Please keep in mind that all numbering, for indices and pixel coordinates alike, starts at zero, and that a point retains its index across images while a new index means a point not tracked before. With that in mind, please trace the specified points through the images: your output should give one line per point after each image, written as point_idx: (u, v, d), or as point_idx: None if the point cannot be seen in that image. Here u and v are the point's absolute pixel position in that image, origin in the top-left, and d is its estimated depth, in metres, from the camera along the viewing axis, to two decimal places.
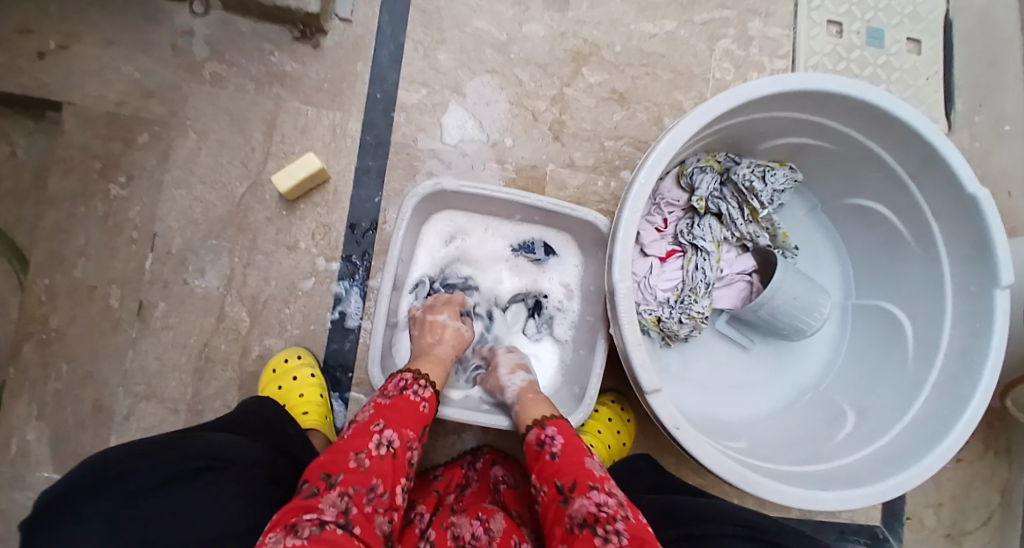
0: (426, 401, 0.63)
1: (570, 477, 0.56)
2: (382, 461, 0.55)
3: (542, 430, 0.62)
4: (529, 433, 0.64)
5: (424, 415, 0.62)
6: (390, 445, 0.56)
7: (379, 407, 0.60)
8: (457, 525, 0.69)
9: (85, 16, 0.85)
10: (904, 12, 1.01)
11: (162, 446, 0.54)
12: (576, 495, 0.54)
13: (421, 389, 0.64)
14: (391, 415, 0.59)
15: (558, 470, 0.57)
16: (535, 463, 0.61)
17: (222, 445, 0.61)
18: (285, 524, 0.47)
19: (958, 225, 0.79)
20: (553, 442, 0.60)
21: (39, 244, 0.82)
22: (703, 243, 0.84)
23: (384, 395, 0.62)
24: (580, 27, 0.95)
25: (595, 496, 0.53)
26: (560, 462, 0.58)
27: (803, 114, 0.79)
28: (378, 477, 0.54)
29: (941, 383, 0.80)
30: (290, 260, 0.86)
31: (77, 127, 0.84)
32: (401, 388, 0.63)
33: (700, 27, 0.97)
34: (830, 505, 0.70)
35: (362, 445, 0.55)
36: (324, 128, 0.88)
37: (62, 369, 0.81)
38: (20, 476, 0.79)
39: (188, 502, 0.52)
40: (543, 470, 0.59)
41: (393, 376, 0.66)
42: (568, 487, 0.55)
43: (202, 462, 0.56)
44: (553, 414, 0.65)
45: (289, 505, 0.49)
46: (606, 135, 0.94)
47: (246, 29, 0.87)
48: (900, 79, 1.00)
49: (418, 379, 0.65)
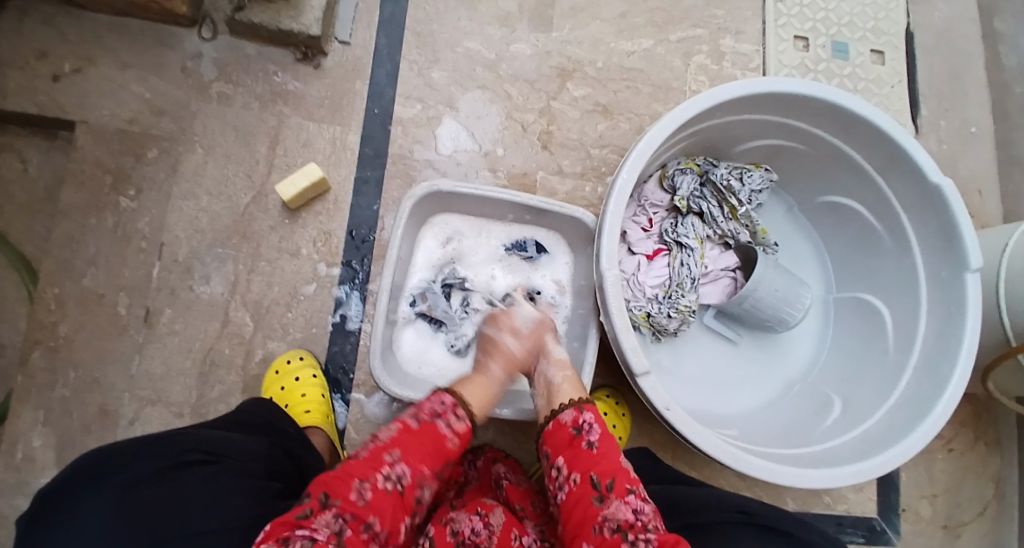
0: (455, 437, 0.59)
1: (608, 475, 0.55)
2: (386, 496, 0.52)
3: (580, 413, 0.61)
4: (567, 414, 0.62)
5: (448, 452, 0.58)
6: (399, 482, 0.53)
7: (403, 433, 0.56)
8: (456, 520, 0.67)
9: (100, 42, 0.91)
10: (866, 27, 1.09)
11: (159, 439, 0.53)
12: (613, 496, 0.54)
13: (455, 422, 0.59)
14: (413, 446, 0.55)
15: (594, 465, 0.56)
16: (568, 448, 0.59)
17: (221, 441, 0.59)
18: (277, 538, 0.45)
19: (925, 214, 0.84)
20: (592, 432, 0.59)
21: (50, 255, 0.85)
22: (687, 240, 0.89)
23: (414, 418, 0.57)
24: (564, 46, 1.01)
25: (632, 502, 0.54)
26: (597, 456, 0.57)
27: (775, 117, 0.85)
28: (377, 513, 0.51)
29: (922, 365, 0.83)
30: (292, 266, 0.89)
31: (90, 144, 0.88)
32: (435, 415, 0.58)
33: (676, 44, 1.04)
34: (820, 484, 0.72)
35: (370, 475, 0.52)
36: (325, 142, 0.93)
37: (68, 375, 0.83)
38: (25, 482, 0.80)
39: (186, 493, 0.51)
40: (577, 458, 0.57)
41: (433, 394, 0.61)
42: (604, 485, 0.55)
43: (199, 455, 0.55)
44: (582, 397, 0.64)
45: (284, 517, 0.47)
46: (592, 144, 0.99)
47: (252, 52, 0.93)
48: (866, 88, 1.07)
49: (456, 407, 0.60)
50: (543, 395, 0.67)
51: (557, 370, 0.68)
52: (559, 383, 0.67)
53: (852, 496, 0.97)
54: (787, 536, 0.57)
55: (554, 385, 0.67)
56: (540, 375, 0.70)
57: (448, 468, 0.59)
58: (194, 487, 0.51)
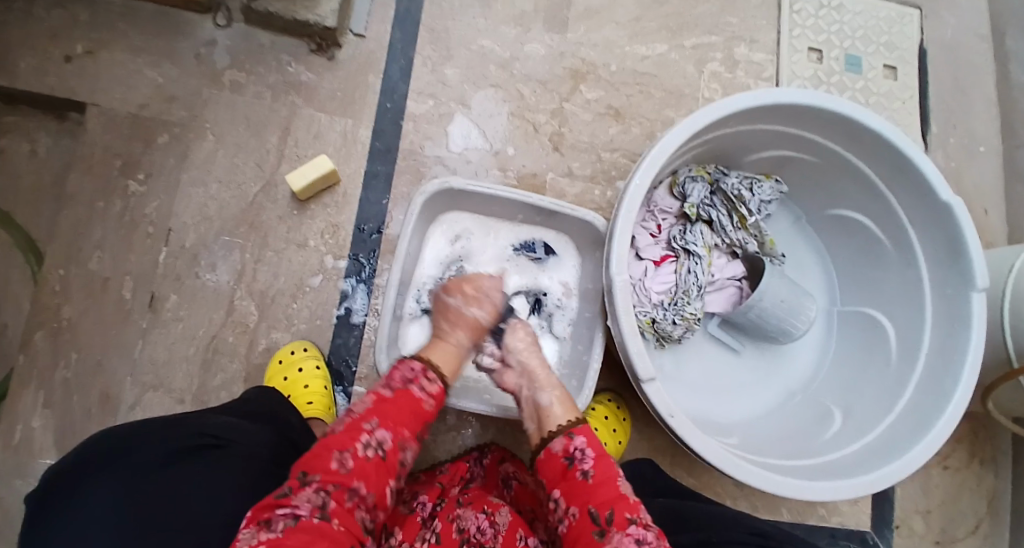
0: (430, 399, 0.59)
1: (607, 506, 0.52)
2: (368, 463, 0.51)
3: (570, 440, 0.58)
4: (556, 443, 0.59)
5: (425, 413, 0.57)
6: (380, 447, 0.52)
7: (377, 401, 0.55)
8: (463, 518, 0.66)
9: (114, 26, 0.91)
10: (880, 41, 1.09)
11: (162, 430, 0.52)
12: (613, 529, 0.51)
13: (428, 384, 0.59)
14: (389, 412, 0.55)
15: (592, 496, 0.54)
16: (563, 480, 0.56)
17: (225, 427, 0.58)
18: (260, 520, 0.45)
19: (933, 231, 0.84)
20: (584, 459, 0.56)
21: (56, 237, 0.85)
22: (695, 248, 0.89)
23: (386, 387, 0.56)
24: (578, 48, 1.01)
25: (634, 533, 0.50)
26: (594, 486, 0.54)
27: (787, 127, 0.85)
28: (361, 479, 0.50)
29: (924, 379, 0.83)
30: (299, 257, 0.89)
31: (101, 127, 0.88)
32: (408, 381, 0.58)
33: (689, 50, 1.04)
34: (818, 496, 0.72)
35: (348, 444, 0.51)
36: (336, 134, 0.93)
37: (71, 358, 0.83)
38: (22, 464, 0.79)
39: (191, 482, 0.50)
40: (573, 491, 0.55)
41: (400, 363, 0.61)
42: (604, 518, 0.52)
43: (203, 442, 0.54)
44: (574, 420, 0.61)
45: (264, 501, 0.47)
46: (602, 147, 0.99)
47: (265, 41, 0.93)
48: (878, 102, 1.07)
49: (426, 371, 0.60)
50: (533, 420, 0.64)
51: (547, 393, 0.65)
52: (548, 406, 0.63)
53: (847, 509, 0.97)
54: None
55: (543, 409, 0.64)
56: (530, 399, 0.66)
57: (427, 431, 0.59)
58: (197, 477, 0.51)
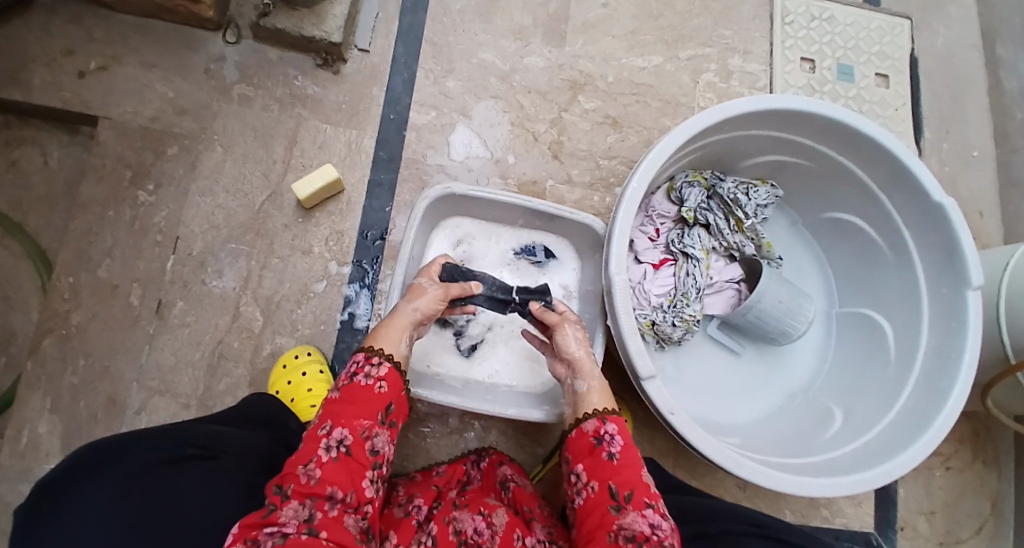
0: (382, 381, 0.59)
1: (627, 486, 0.55)
2: (335, 465, 0.52)
3: (603, 423, 0.60)
4: (590, 424, 0.61)
5: (381, 396, 0.58)
6: (341, 445, 0.53)
7: (328, 406, 0.57)
8: (459, 519, 0.66)
9: (127, 41, 0.94)
10: (871, 51, 1.12)
11: (154, 433, 0.53)
12: (630, 508, 0.54)
13: (373, 370, 0.59)
14: (342, 410, 0.56)
15: (615, 474, 0.56)
16: (588, 456, 0.59)
17: (219, 435, 0.59)
18: (245, 540, 0.45)
19: (927, 232, 0.85)
20: (614, 442, 0.58)
21: (67, 244, 0.87)
22: (693, 250, 0.90)
23: (333, 389, 0.58)
24: (576, 60, 1.04)
25: (649, 515, 0.53)
26: (619, 467, 0.57)
27: (781, 132, 0.88)
28: (333, 484, 0.51)
29: (923, 378, 0.84)
30: (303, 264, 0.91)
31: (112, 139, 0.91)
32: (352, 375, 0.59)
33: (684, 61, 1.07)
34: (818, 492, 0.73)
35: (311, 455, 0.52)
36: (341, 144, 0.95)
37: (79, 363, 0.84)
38: (29, 468, 0.80)
39: (181, 487, 0.50)
40: (596, 467, 0.57)
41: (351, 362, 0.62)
42: (623, 496, 0.55)
43: (195, 449, 0.55)
44: (607, 408, 0.63)
45: (250, 518, 0.47)
46: (601, 155, 1.01)
47: (273, 56, 0.96)
48: (870, 110, 1.10)
49: (370, 358, 0.60)
50: (570, 405, 0.67)
51: (584, 379, 0.67)
52: (584, 393, 0.66)
53: (850, 510, 0.97)
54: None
55: (580, 395, 0.66)
56: (570, 387, 0.68)
57: (397, 410, 0.60)
58: (189, 482, 0.51)
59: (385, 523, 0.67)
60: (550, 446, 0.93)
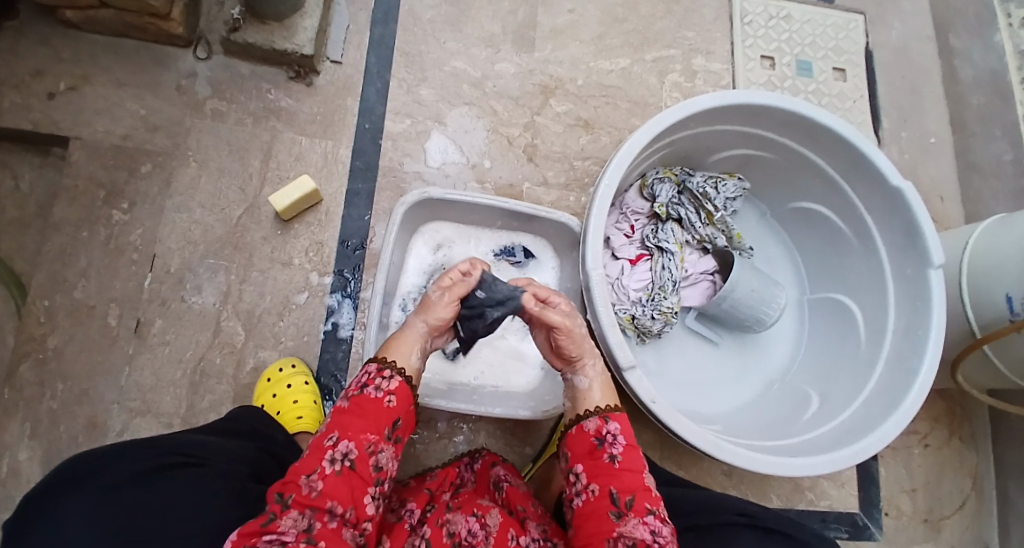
0: (391, 395, 0.59)
1: (627, 492, 0.56)
2: (338, 478, 0.52)
3: (604, 423, 0.62)
4: (591, 422, 0.63)
5: (390, 410, 0.58)
6: (346, 458, 0.54)
7: (336, 414, 0.57)
8: (453, 522, 0.65)
9: (95, 60, 0.93)
10: (828, 47, 1.17)
11: (132, 445, 0.53)
12: (632, 515, 0.55)
13: (384, 383, 0.60)
14: (350, 421, 0.56)
15: (615, 479, 0.57)
16: (588, 459, 0.60)
17: (204, 445, 0.59)
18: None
19: (889, 215, 0.89)
20: (615, 444, 0.60)
21: (41, 268, 0.86)
22: (667, 245, 0.92)
23: (343, 399, 0.58)
24: (546, 66, 1.07)
25: (650, 522, 0.54)
26: (619, 471, 0.58)
27: (743, 127, 0.91)
28: (334, 498, 0.51)
29: (893, 357, 0.87)
30: (284, 275, 0.91)
31: (83, 159, 0.90)
32: (363, 386, 0.59)
33: (650, 63, 1.10)
34: (798, 472, 0.75)
35: (315, 466, 0.52)
36: (317, 155, 0.96)
37: (57, 388, 0.82)
38: (10, 497, 0.78)
39: (164, 495, 0.50)
40: (598, 470, 0.58)
41: (360, 372, 0.62)
42: (623, 502, 0.56)
43: (178, 457, 0.55)
44: (611, 406, 0.65)
45: (248, 526, 0.47)
46: (575, 157, 1.04)
47: (245, 71, 0.97)
48: (830, 103, 1.14)
49: (382, 371, 0.61)
50: (570, 400, 0.69)
51: (584, 375, 0.69)
52: (586, 390, 0.68)
53: (835, 492, 1.00)
54: (788, 538, 0.59)
55: (581, 392, 0.68)
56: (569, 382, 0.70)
57: (404, 426, 0.60)
58: (173, 488, 0.51)
59: (379, 528, 0.67)
60: (539, 446, 0.94)
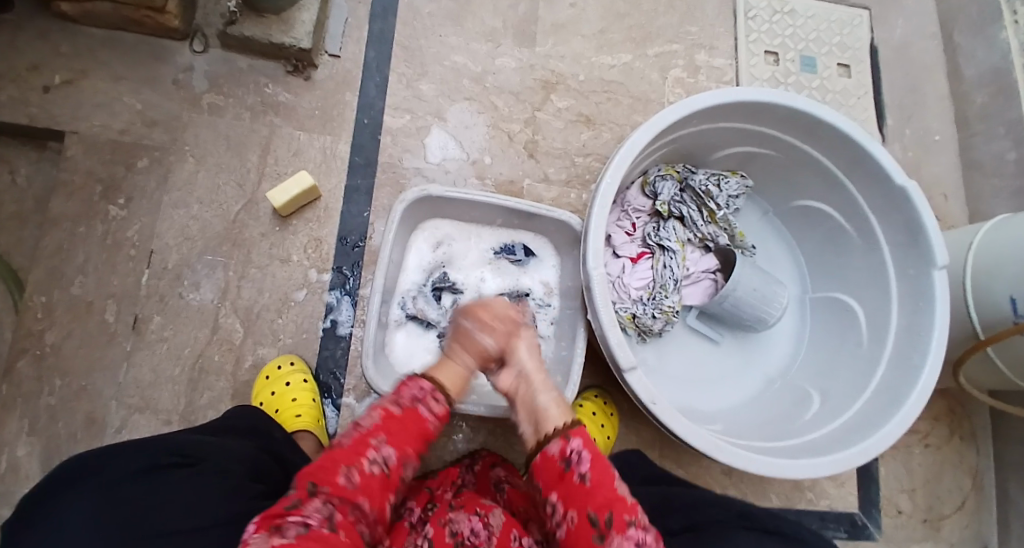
0: (436, 418, 0.59)
1: (605, 509, 0.54)
2: (373, 479, 0.52)
3: (567, 442, 0.58)
4: (554, 445, 0.59)
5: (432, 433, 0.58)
6: (385, 464, 0.53)
7: (386, 416, 0.56)
8: (455, 521, 0.65)
9: (92, 53, 0.92)
10: (832, 42, 1.16)
11: (135, 443, 0.52)
12: (613, 533, 0.52)
13: (435, 405, 0.59)
14: (396, 429, 0.55)
15: (590, 499, 0.55)
16: (560, 484, 0.57)
17: (209, 446, 0.58)
18: (269, 527, 0.45)
19: (892, 214, 0.88)
20: (581, 462, 0.57)
21: (39, 263, 0.85)
22: (669, 244, 0.92)
23: (396, 404, 0.56)
24: (547, 60, 1.05)
25: (633, 536, 0.52)
26: (591, 490, 0.55)
27: (746, 124, 0.90)
28: (365, 496, 0.51)
29: (894, 357, 0.87)
30: (283, 272, 0.90)
31: (80, 153, 0.89)
32: (415, 398, 0.58)
33: (653, 58, 1.09)
34: (798, 474, 0.75)
35: (355, 460, 0.52)
36: (316, 150, 0.95)
37: (55, 384, 0.82)
38: (10, 492, 0.78)
39: (156, 500, 0.49)
40: (571, 494, 0.55)
41: (409, 378, 0.61)
42: (603, 521, 0.53)
43: (177, 458, 0.53)
44: (569, 422, 0.61)
45: (272, 509, 0.47)
46: (576, 153, 1.03)
47: (243, 65, 0.95)
48: (834, 100, 1.13)
49: (435, 391, 0.60)
50: (531, 423, 0.64)
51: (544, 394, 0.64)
52: (546, 408, 0.63)
53: (834, 491, 1.00)
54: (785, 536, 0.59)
55: (541, 410, 0.63)
56: (528, 401, 0.65)
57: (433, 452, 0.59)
58: (167, 493, 0.50)
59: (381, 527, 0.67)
60: None
